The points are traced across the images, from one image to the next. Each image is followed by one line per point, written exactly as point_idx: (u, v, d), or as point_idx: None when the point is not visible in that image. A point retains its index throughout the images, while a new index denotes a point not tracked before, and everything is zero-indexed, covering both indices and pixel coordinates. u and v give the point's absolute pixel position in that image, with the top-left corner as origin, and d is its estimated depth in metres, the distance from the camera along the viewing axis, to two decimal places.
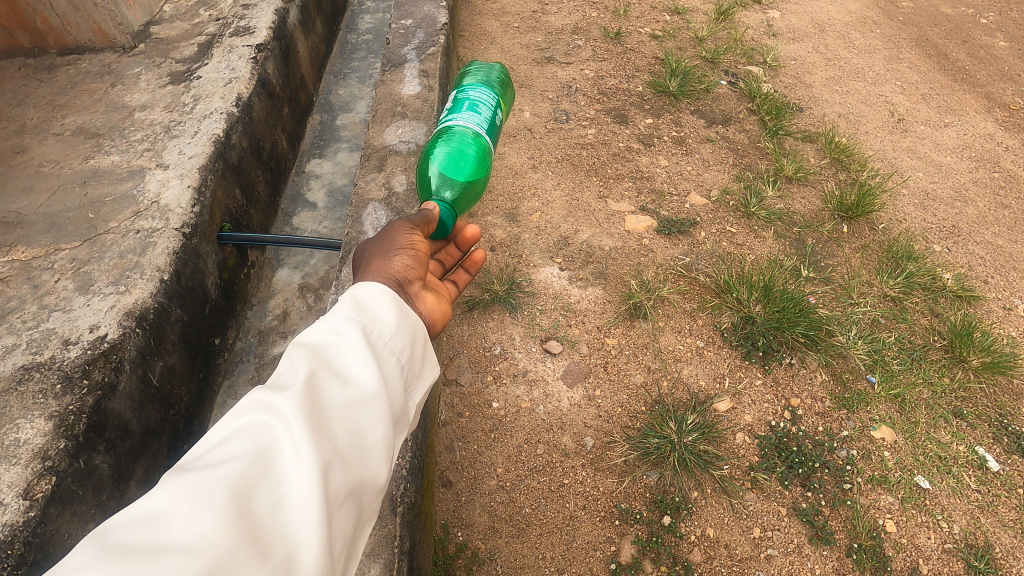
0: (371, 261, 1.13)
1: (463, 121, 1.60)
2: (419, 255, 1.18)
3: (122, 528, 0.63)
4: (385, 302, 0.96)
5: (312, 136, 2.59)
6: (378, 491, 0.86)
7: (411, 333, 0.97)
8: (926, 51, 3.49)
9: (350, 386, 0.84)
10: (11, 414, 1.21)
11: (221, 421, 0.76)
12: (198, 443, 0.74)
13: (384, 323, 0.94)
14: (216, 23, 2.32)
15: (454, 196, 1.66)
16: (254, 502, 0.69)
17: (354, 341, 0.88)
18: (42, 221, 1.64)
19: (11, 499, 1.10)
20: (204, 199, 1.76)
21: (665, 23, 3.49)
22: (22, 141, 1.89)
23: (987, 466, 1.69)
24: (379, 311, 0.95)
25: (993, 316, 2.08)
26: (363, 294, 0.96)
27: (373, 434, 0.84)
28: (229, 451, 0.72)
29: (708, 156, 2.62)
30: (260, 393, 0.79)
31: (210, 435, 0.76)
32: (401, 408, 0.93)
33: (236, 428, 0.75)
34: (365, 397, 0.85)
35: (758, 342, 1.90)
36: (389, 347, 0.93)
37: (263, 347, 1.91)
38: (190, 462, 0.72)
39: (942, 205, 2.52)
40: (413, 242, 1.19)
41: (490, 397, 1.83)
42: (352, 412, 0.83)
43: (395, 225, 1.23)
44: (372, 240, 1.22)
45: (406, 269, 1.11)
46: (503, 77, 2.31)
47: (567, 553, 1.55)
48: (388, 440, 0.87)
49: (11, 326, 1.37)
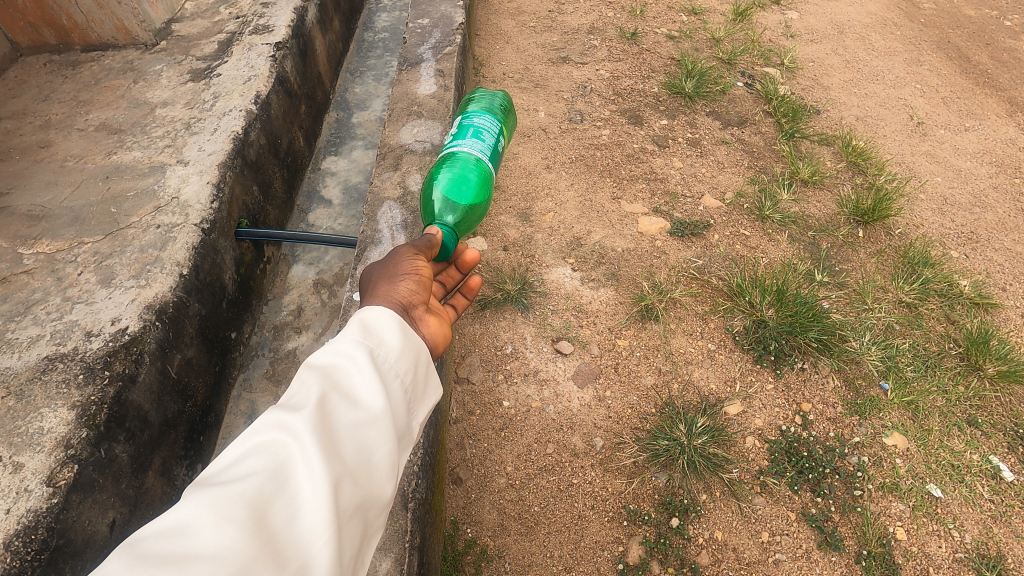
0: (377, 286, 1.13)
1: (468, 147, 1.64)
2: (424, 280, 1.18)
3: (149, 541, 0.65)
4: (391, 328, 0.97)
5: (328, 134, 2.62)
6: (384, 507, 0.87)
7: (415, 356, 0.99)
8: (948, 53, 3.45)
9: (359, 407, 0.86)
10: (36, 403, 1.24)
11: (237, 439, 0.78)
12: (216, 458, 0.76)
13: (390, 346, 0.95)
14: (236, 21, 2.35)
15: (456, 220, 1.65)
16: (272, 517, 0.71)
17: (362, 364, 0.89)
18: (66, 215, 1.68)
19: (34, 485, 1.14)
20: (224, 195, 1.78)
21: (681, 23, 3.48)
22: (47, 136, 1.94)
23: (1001, 476, 1.67)
24: (385, 338, 0.96)
25: (1010, 323, 2.06)
26: (371, 319, 0.97)
27: (379, 453, 0.86)
28: (247, 466, 0.74)
29: (723, 157, 2.62)
30: (274, 411, 0.81)
31: (228, 451, 0.77)
32: (405, 428, 0.94)
33: (253, 444, 0.77)
34: (372, 417, 0.86)
35: (769, 346, 1.89)
36: (394, 369, 0.94)
37: (278, 341, 1.94)
38: (209, 477, 0.74)
39: (961, 211, 2.49)
40: (417, 268, 1.19)
41: (501, 396, 1.84)
42: (362, 432, 0.85)
43: (400, 251, 1.24)
44: (378, 264, 1.23)
45: (412, 294, 1.12)
46: (506, 104, 2.29)
47: (575, 553, 1.56)
48: (393, 458, 0.88)
49: (36, 317, 1.41)
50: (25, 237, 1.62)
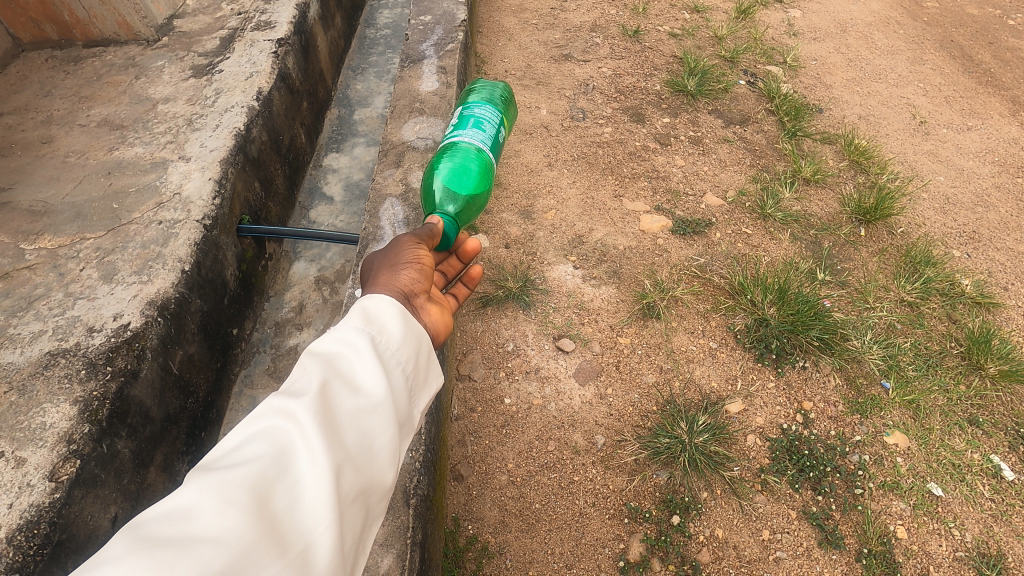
0: (378, 274, 1.13)
1: (468, 137, 1.64)
2: (426, 269, 1.18)
3: (150, 524, 0.65)
4: (391, 314, 0.98)
5: (330, 131, 2.62)
6: (384, 494, 0.88)
7: (417, 345, 0.99)
8: (951, 52, 3.44)
9: (360, 394, 0.86)
10: (38, 398, 1.25)
11: (239, 425, 0.78)
12: (218, 443, 0.76)
13: (391, 334, 0.95)
14: (238, 17, 2.35)
15: (457, 210, 1.64)
16: (273, 503, 0.71)
17: (364, 352, 0.89)
18: (68, 210, 1.68)
19: (37, 480, 1.14)
20: (225, 191, 1.78)
21: (684, 21, 3.47)
22: (49, 131, 1.94)
23: (1002, 475, 1.67)
24: (386, 325, 0.96)
25: (1012, 323, 2.05)
26: (372, 307, 0.97)
27: (380, 440, 0.86)
28: (249, 452, 0.74)
29: (725, 156, 2.61)
30: (275, 397, 0.81)
31: (229, 437, 0.77)
32: (405, 416, 0.94)
33: (255, 430, 0.77)
34: (374, 405, 0.86)
35: (771, 345, 1.89)
36: (395, 357, 0.94)
37: (279, 337, 1.94)
38: (211, 462, 0.74)
39: (963, 210, 2.49)
40: (419, 257, 1.19)
41: (502, 393, 1.84)
42: (363, 419, 0.85)
43: (401, 240, 1.24)
44: (379, 253, 1.23)
45: (413, 282, 1.12)
46: (506, 95, 2.28)
47: (576, 550, 1.56)
48: (394, 445, 0.88)
49: (38, 312, 1.41)
50: (27, 232, 1.62)
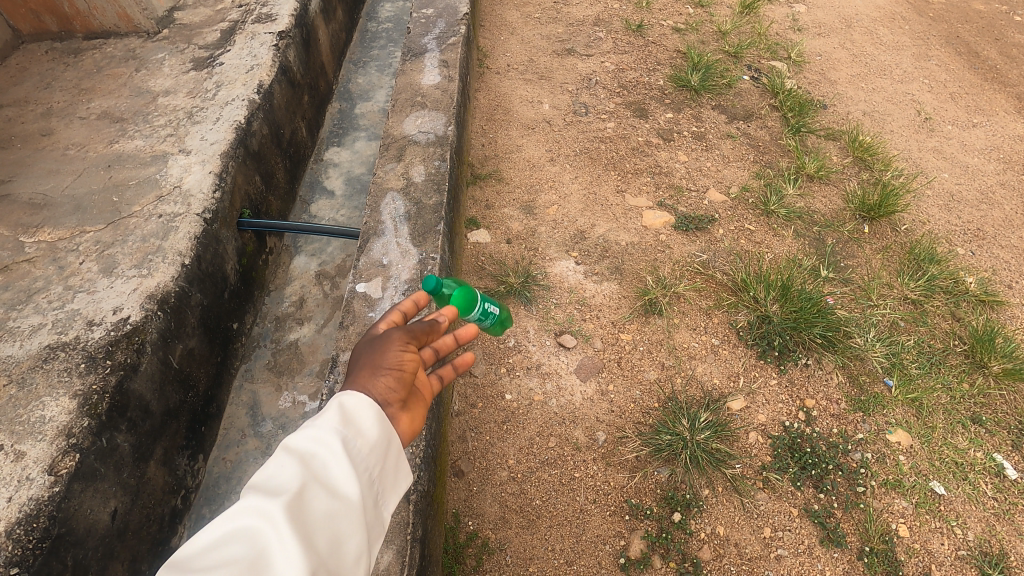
0: (355, 377, 1.03)
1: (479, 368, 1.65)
2: (407, 376, 1.05)
3: None
4: (369, 416, 0.94)
5: (331, 125, 2.60)
6: None
7: (390, 447, 0.95)
8: (956, 48, 3.42)
9: (330, 504, 0.83)
10: (37, 391, 1.25)
11: (210, 527, 0.77)
12: (188, 545, 0.75)
13: (367, 437, 0.92)
14: (239, 10, 2.33)
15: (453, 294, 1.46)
16: None
17: (339, 456, 0.86)
18: (68, 203, 1.67)
19: (37, 474, 1.14)
20: (226, 184, 1.77)
21: (688, 15, 3.45)
22: (49, 124, 1.92)
23: (1004, 474, 1.66)
24: (362, 427, 0.92)
25: (1016, 321, 2.04)
26: (351, 405, 0.93)
27: (347, 548, 0.84)
28: (216, 565, 0.73)
29: (728, 152, 2.59)
30: (246, 500, 0.79)
31: (199, 537, 0.76)
32: (374, 518, 0.92)
33: (223, 539, 0.75)
34: (344, 516, 0.84)
35: (774, 342, 1.88)
36: (369, 462, 0.91)
37: (280, 331, 1.92)
38: (180, 566, 0.73)
39: (967, 207, 2.48)
40: (403, 362, 1.06)
41: (503, 389, 1.84)
42: (331, 530, 0.82)
43: (392, 335, 1.11)
44: (367, 344, 1.11)
45: (386, 397, 1.01)
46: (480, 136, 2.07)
47: (577, 546, 1.55)
48: (361, 553, 0.86)
49: (38, 305, 1.41)
50: (27, 224, 1.61)
